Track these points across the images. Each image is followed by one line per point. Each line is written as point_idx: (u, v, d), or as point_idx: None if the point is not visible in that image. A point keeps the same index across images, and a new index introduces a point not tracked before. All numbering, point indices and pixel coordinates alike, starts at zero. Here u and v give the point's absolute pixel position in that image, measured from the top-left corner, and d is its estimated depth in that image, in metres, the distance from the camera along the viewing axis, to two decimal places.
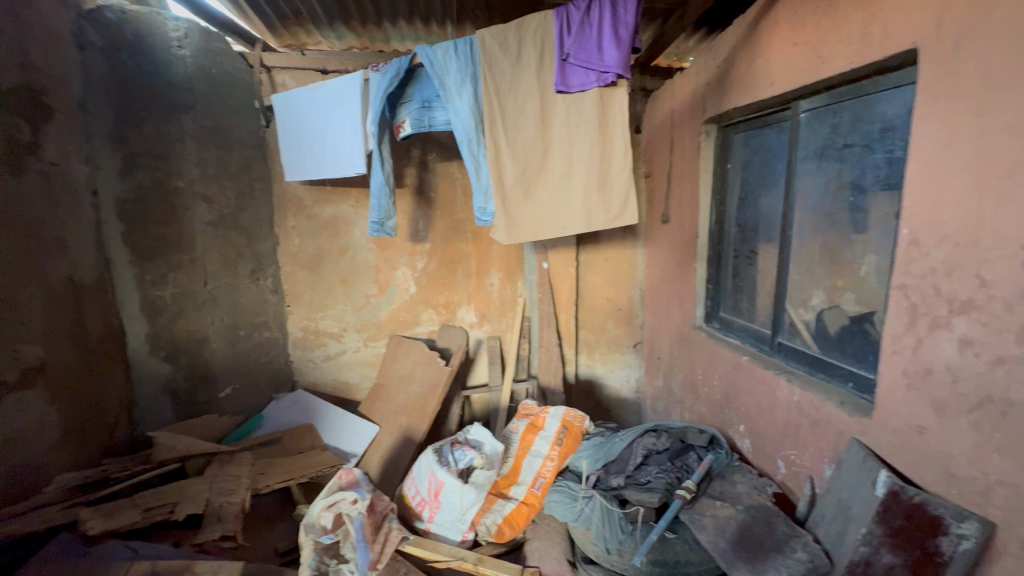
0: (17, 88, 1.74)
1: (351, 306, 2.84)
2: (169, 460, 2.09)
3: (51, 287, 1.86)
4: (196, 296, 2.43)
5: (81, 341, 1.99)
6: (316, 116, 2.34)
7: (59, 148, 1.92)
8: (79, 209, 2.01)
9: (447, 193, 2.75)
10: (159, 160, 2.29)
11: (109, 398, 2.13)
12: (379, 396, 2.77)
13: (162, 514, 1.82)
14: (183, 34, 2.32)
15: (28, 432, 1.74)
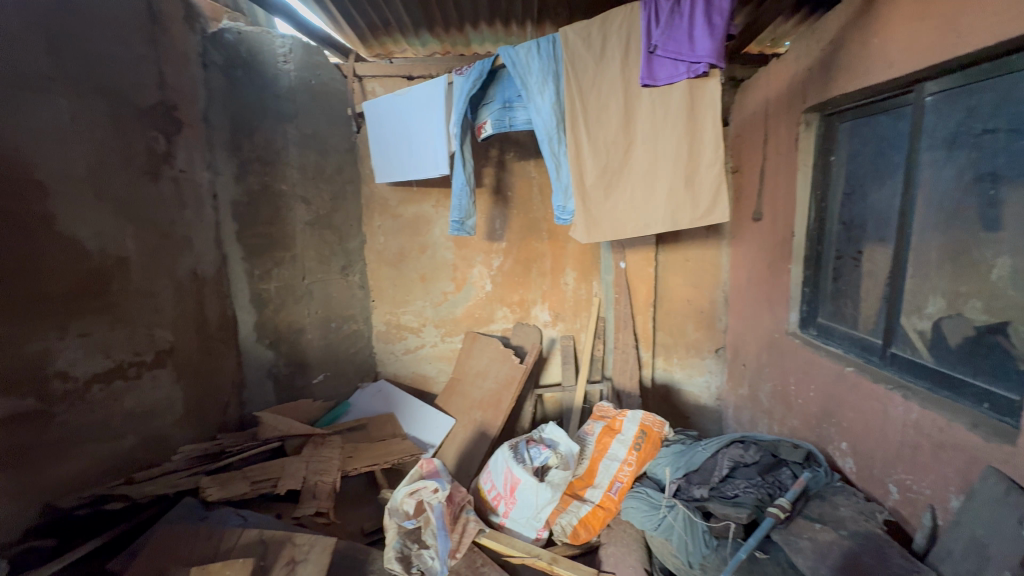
0: (155, 105, 2.04)
1: (430, 302, 2.95)
2: (272, 439, 2.29)
3: (179, 280, 2.14)
4: (296, 289, 2.65)
5: (202, 328, 2.26)
6: (403, 120, 2.46)
7: (187, 157, 2.19)
8: (203, 211, 2.27)
9: (524, 192, 2.76)
10: (267, 166, 2.52)
11: (224, 379, 2.40)
12: (455, 390, 2.84)
13: (266, 487, 2.00)
14: (288, 50, 2.54)
15: (157, 407, 2.06)
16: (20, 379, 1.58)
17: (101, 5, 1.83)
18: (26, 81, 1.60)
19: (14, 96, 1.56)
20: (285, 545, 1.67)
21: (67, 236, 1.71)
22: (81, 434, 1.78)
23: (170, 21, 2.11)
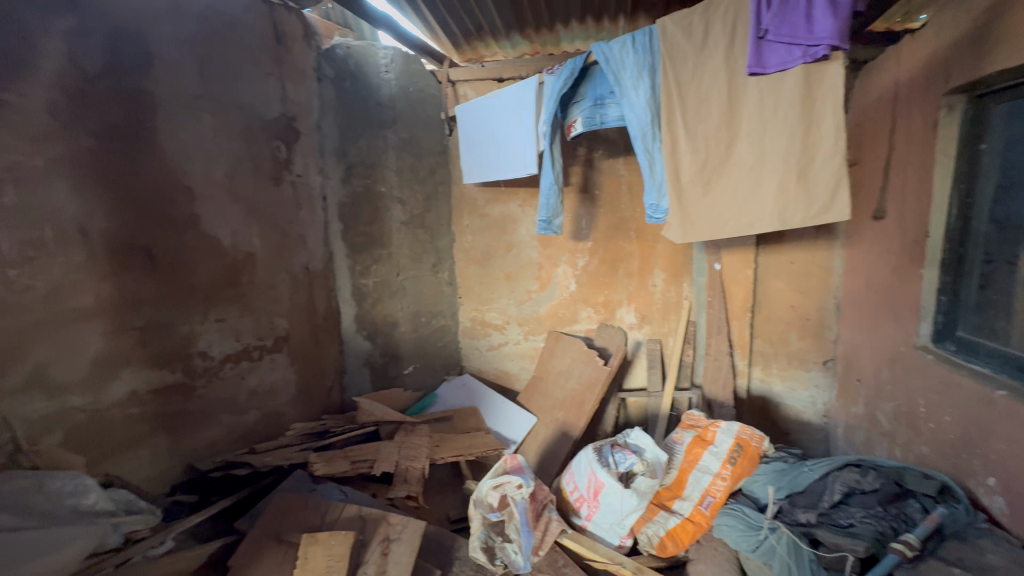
0: (279, 117, 2.29)
1: (513, 300, 2.98)
2: (367, 423, 2.44)
3: (294, 274, 2.39)
4: (391, 285, 2.82)
5: (312, 317, 2.49)
6: (493, 121, 2.51)
7: (303, 162, 2.43)
8: (315, 212, 2.51)
9: (612, 190, 2.69)
10: (369, 169, 2.71)
11: (328, 365, 2.62)
12: (536, 388, 2.84)
13: (364, 468, 2.14)
14: (390, 60, 2.72)
15: (274, 386, 2.31)
16: (171, 354, 1.93)
17: (237, 32, 2.10)
18: (179, 103, 1.91)
19: (172, 117, 1.89)
20: (381, 523, 1.78)
21: (209, 234, 2.02)
22: (216, 407, 2.09)
23: (291, 41, 2.35)
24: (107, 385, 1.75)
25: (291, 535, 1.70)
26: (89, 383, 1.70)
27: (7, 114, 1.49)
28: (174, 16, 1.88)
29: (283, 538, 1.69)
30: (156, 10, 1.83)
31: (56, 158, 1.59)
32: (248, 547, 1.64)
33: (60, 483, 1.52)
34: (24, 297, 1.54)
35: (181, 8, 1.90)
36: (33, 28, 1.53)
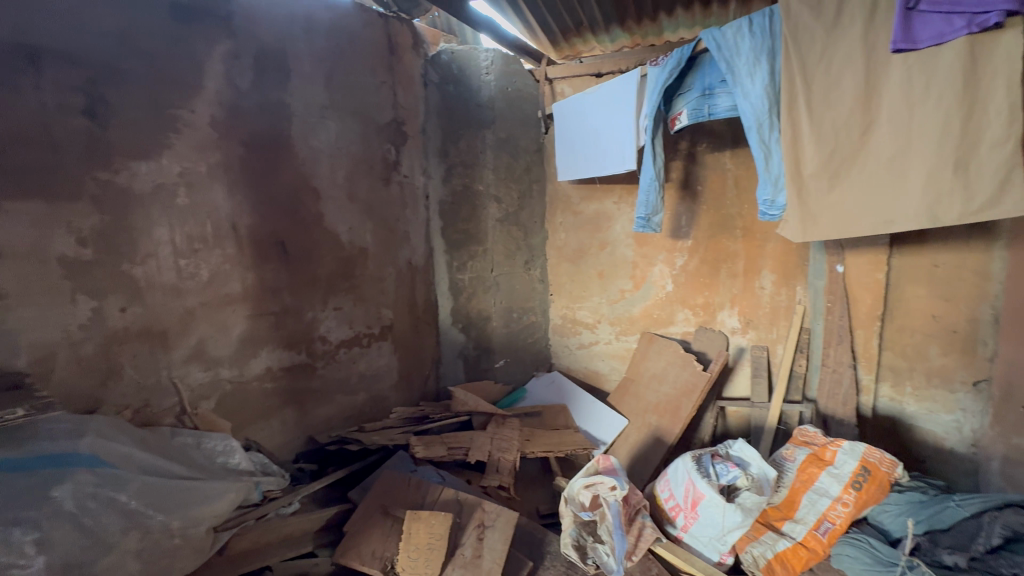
0: (390, 121, 2.46)
1: (605, 300, 2.93)
2: (462, 412, 2.54)
3: (399, 268, 2.55)
4: (485, 280, 2.89)
5: (413, 309, 2.65)
6: (591, 118, 2.48)
7: (409, 164, 2.59)
8: (418, 210, 2.66)
9: (716, 186, 2.52)
10: (468, 169, 2.80)
11: (426, 355, 2.77)
12: (626, 390, 2.76)
13: (459, 455, 2.24)
14: (490, 62, 2.80)
15: (379, 371, 2.50)
16: (297, 337, 2.17)
17: (356, 45, 2.28)
18: (310, 113, 2.13)
19: (303, 125, 2.11)
20: (476, 509, 1.84)
21: (330, 230, 2.24)
22: (332, 386, 2.32)
23: (403, 50, 2.51)
24: (248, 360, 2.02)
25: (397, 510, 1.81)
26: (235, 358, 1.98)
27: (182, 128, 1.77)
28: (307, 35, 2.11)
29: (388, 512, 1.80)
30: (293, 31, 2.06)
31: (215, 164, 1.86)
32: (360, 517, 1.78)
33: (215, 442, 1.78)
34: (190, 283, 1.83)
35: (313, 27, 2.12)
36: (202, 55, 1.80)
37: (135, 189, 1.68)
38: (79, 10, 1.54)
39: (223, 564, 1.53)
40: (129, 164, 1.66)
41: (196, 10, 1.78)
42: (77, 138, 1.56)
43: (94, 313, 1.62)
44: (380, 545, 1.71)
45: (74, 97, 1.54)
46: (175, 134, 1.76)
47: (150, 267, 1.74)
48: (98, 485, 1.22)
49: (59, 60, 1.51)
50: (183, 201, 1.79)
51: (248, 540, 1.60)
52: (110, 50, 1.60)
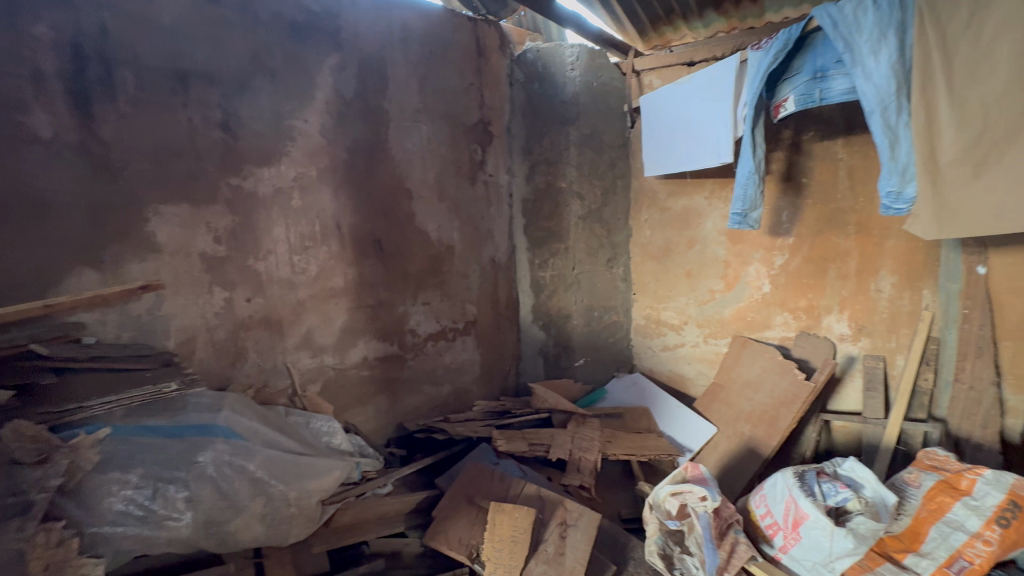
0: (477, 122, 2.52)
1: (693, 300, 2.77)
2: (541, 409, 2.54)
3: (483, 265, 2.61)
4: (566, 278, 2.84)
5: (495, 305, 2.70)
6: (683, 109, 2.36)
7: (494, 163, 2.64)
8: (502, 208, 2.70)
9: (825, 177, 2.29)
10: (552, 166, 2.76)
11: (507, 351, 2.81)
12: (715, 396, 2.60)
13: (541, 452, 2.24)
14: (576, 58, 2.71)
15: (462, 364, 2.59)
16: (390, 329, 2.31)
17: (447, 49, 2.37)
18: (405, 117, 2.25)
19: (397, 130, 2.23)
20: (558, 507, 1.84)
21: (421, 228, 2.35)
22: (421, 377, 2.44)
23: (490, 50, 2.56)
24: (348, 349, 2.19)
25: (481, 501, 1.86)
26: (338, 346, 2.15)
27: (297, 137, 1.96)
28: (403, 44, 2.22)
29: (474, 501, 1.86)
30: (391, 40, 2.18)
31: (324, 168, 2.03)
32: (447, 503, 1.85)
33: (320, 423, 1.94)
34: (302, 277, 2.02)
35: (409, 35, 2.24)
36: (314, 68, 1.98)
37: (259, 192, 1.89)
38: (220, 37, 1.77)
39: (330, 534, 1.67)
40: (255, 170, 1.87)
41: (309, 28, 1.96)
42: (215, 150, 1.78)
43: (226, 302, 1.85)
44: (466, 532, 1.76)
45: (213, 112, 1.77)
46: (291, 143, 1.94)
47: (270, 262, 1.94)
48: (233, 454, 1.37)
49: (202, 81, 1.74)
50: (297, 203, 1.98)
51: (349, 516, 1.73)
52: (242, 70, 1.82)
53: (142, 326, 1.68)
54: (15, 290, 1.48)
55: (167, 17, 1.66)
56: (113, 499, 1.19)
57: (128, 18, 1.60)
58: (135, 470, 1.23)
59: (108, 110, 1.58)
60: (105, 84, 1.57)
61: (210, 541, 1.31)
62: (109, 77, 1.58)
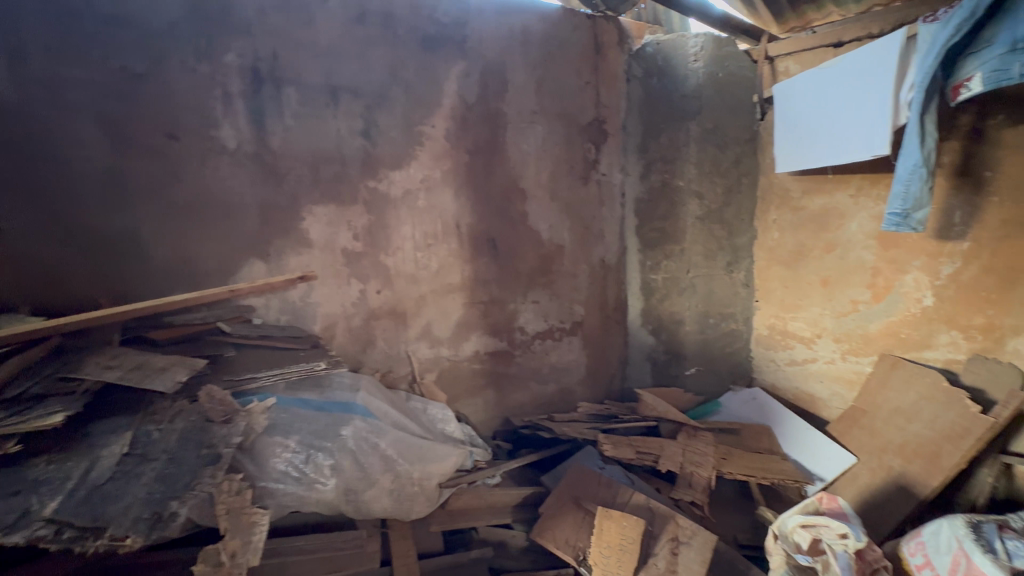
0: (592, 121, 2.49)
1: (829, 311, 2.45)
2: (649, 416, 2.42)
3: (592, 266, 2.58)
4: (680, 282, 2.67)
5: (602, 306, 2.65)
6: (828, 96, 2.10)
7: (608, 162, 2.58)
8: (614, 208, 2.63)
9: (1019, 170, 1.89)
10: (669, 164, 2.61)
11: (613, 355, 2.74)
12: (854, 421, 2.29)
13: (649, 461, 2.15)
14: (700, 48, 2.52)
15: (568, 365, 2.59)
16: (500, 325, 2.38)
17: (564, 49, 2.37)
18: (522, 119, 2.30)
19: (515, 132, 2.29)
20: (669, 521, 1.75)
21: (533, 228, 2.39)
22: (528, 374, 2.49)
23: (608, 47, 2.50)
24: (462, 342, 2.30)
25: (588, 504, 1.82)
26: (453, 339, 2.28)
27: (425, 142, 2.10)
28: (524, 47, 2.27)
29: (580, 504, 1.83)
30: (512, 45, 2.24)
31: (447, 171, 2.16)
32: (553, 501, 1.84)
33: (436, 411, 2.07)
34: (424, 273, 2.16)
35: (529, 38, 2.28)
36: (442, 76, 2.10)
37: (391, 194, 2.06)
38: (365, 54, 1.96)
39: (445, 517, 1.77)
40: (389, 173, 2.04)
41: (440, 39, 2.08)
42: (358, 155, 1.98)
43: (361, 293, 2.05)
44: (572, 534, 1.75)
45: (357, 122, 1.96)
46: (420, 147, 2.09)
47: (398, 258, 2.10)
48: (369, 432, 1.51)
49: (348, 94, 1.94)
50: (423, 203, 2.12)
51: (462, 501, 1.81)
52: (382, 83, 2.00)
53: (296, 311, 1.92)
54: (207, 276, 1.78)
55: (323, 40, 1.88)
56: (277, 459, 1.36)
57: (293, 43, 1.84)
58: (293, 436, 1.41)
59: (277, 123, 1.84)
60: (275, 101, 1.83)
61: (348, 507, 1.45)
62: (279, 95, 1.83)
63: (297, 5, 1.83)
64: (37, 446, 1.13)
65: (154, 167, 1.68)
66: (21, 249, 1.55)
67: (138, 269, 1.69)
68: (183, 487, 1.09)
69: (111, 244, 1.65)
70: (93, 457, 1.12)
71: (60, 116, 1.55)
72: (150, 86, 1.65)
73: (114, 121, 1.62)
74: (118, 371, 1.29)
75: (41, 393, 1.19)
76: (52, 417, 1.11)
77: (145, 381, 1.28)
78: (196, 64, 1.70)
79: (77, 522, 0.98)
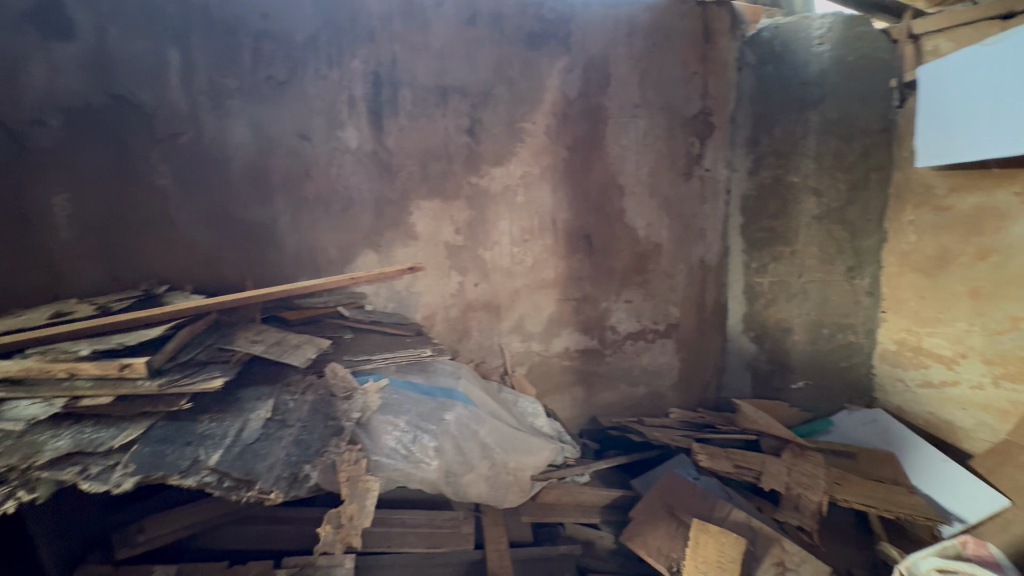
0: (698, 113, 2.36)
1: (979, 328, 2.11)
2: (750, 430, 2.25)
3: (691, 266, 2.46)
4: (790, 287, 2.44)
5: (700, 309, 2.52)
6: (995, 75, 1.83)
7: (713, 157, 2.43)
8: (717, 205, 2.47)
9: None
10: (783, 158, 2.39)
11: (708, 361, 2.59)
12: (1007, 457, 1.96)
13: (749, 477, 2.01)
14: (827, 29, 2.29)
15: (661, 368, 2.50)
16: (592, 323, 2.35)
17: (672, 39, 2.27)
18: (623, 113, 2.24)
19: (616, 127, 2.24)
20: (775, 545, 1.64)
21: (630, 226, 2.33)
22: (618, 375, 2.44)
23: (719, 34, 2.35)
24: (553, 338, 2.31)
25: (682, 514, 1.75)
26: (544, 335, 2.29)
27: (526, 138, 2.12)
28: (629, 39, 2.20)
29: (674, 513, 1.76)
30: (617, 37, 2.19)
31: (546, 167, 2.17)
32: (645, 507, 1.79)
33: (527, 404, 2.10)
34: (519, 268, 2.20)
35: (635, 30, 2.21)
36: (545, 72, 2.11)
37: (492, 189, 2.11)
38: (472, 54, 2.02)
39: (536, 509, 1.78)
40: (490, 169, 2.10)
41: (544, 36, 2.09)
42: (463, 152, 2.06)
43: (459, 285, 2.13)
44: (666, 543, 1.68)
45: (463, 120, 2.04)
46: (521, 144, 2.12)
47: (495, 252, 2.16)
48: (469, 419, 1.61)
49: (456, 94, 2.02)
50: (521, 199, 2.15)
51: (553, 496, 1.83)
52: (488, 82, 2.05)
53: (401, 299, 2.05)
54: (329, 264, 1.96)
55: (436, 42, 1.97)
56: (388, 436, 1.48)
57: (410, 47, 1.95)
58: (401, 417, 1.52)
59: (393, 123, 1.96)
60: (391, 103, 1.95)
61: (448, 488, 1.55)
62: (394, 97, 1.95)
63: (415, 11, 1.94)
64: (207, 402, 1.31)
65: (290, 165, 1.87)
66: (188, 235, 1.81)
67: (274, 256, 1.90)
68: (314, 453, 1.21)
69: (252, 233, 1.86)
70: (245, 418, 1.27)
71: (219, 120, 1.79)
72: (290, 92, 1.84)
73: (260, 124, 1.83)
74: (262, 345, 1.47)
75: (208, 358, 1.38)
76: (213, 380, 1.26)
77: (283, 356, 1.45)
78: (327, 71, 1.87)
79: (233, 473, 1.10)
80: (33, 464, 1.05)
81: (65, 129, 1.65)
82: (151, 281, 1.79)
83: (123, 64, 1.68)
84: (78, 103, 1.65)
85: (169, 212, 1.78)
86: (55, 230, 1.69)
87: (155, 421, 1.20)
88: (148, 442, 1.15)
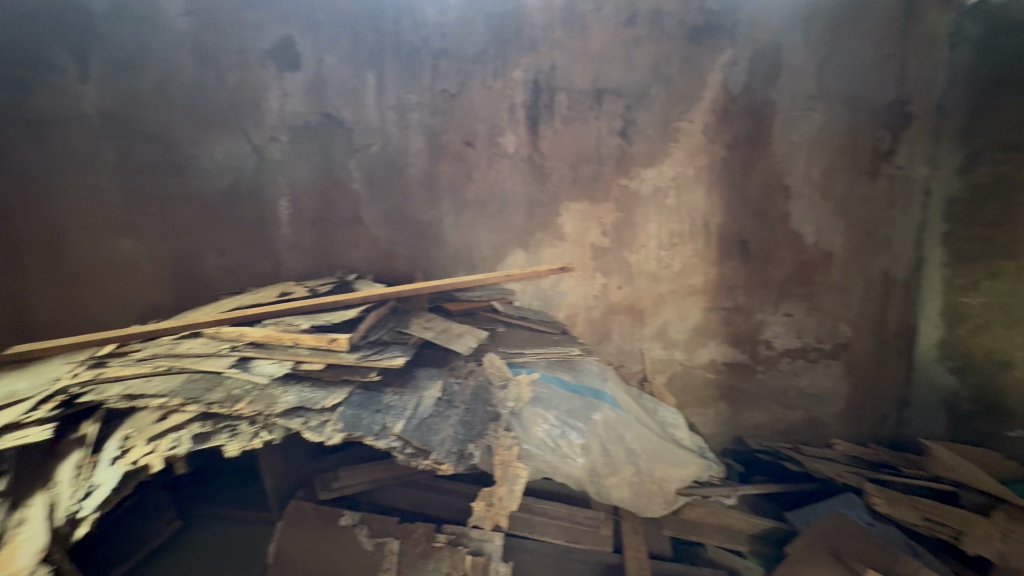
0: (891, 102, 2.02)
1: None
2: (945, 478, 1.89)
3: (871, 279, 2.13)
4: (1012, 311, 1.97)
5: (880, 329, 2.17)
6: None
7: (908, 153, 2.06)
8: (911, 209, 2.09)
9: None
10: (1012, 151, 1.94)
11: (889, 390, 2.22)
12: None
13: (946, 535, 1.70)
14: None
15: (825, 392, 2.22)
16: (745, 336, 2.18)
17: (863, 17, 1.98)
18: (795, 107, 2.03)
19: (786, 122, 2.03)
20: None
21: (796, 231, 2.10)
22: (770, 395, 2.22)
23: (927, 5, 1.97)
24: (697, 348, 2.19)
25: (853, 563, 1.52)
26: (688, 344, 2.19)
27: (681, 137, 2.04)
28: (808, 22, 1.97)
29: (841, 559, 1.55)
30: (793, 22, 1.97)
31: (702, 167, 2.06)
32: (805, 545, 1.61)
33: (667, 414, 2.04)
34: (665, 272, 2.13)
35: (815, 11, 1.97)
36: (707, 68, 2.01)
37: (641, 191, 2.08)
38: (630, 54, 2.01)
39: (678, 525, 1.70)
40: (641, 171, 2.06)
41: (709, 28, 1.98)
42: (614, 154, 2.06)
43: (602, 287, 2.13)
44: None
45: (617, 122, 2.04)
46: (675, 144, 2.05)
47: (641, 255, 2.12)
48: (616, 422, 1.69)
49: (612, 95, 2.02)
50: (672, 201, 2.08)
51: (697, 513, 1.72)
52: (644, 82, 2.02)
53: (546, 298, 2.13)
54: (483, 261, 2.11)
55: (595, 46, 2.00)
56: (539, 428, 1.59)
57: (570, 53, 2.00)
58: (553, 411, 1.62)
59: (548, 128, 2.04)
60: (548, 108, 2.03)
61: (592, 487, 1.60)
62: (551, 102, 2.03)
63: (576, 15, 1.98)
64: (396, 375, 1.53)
65: (455, 170, 2.06)
66: (373, 232, 2.09)
67: (436, 252, 2.11)
68: (477, 434, 1.37)
69: (420, 231, 2.09)
70: (420, 395, 1.44)
71: (402, 132, 2.04)
72: (461, 103, 2.03)
73: (434, 133, 2.04)
74: (432, 332, 1.65)
75: (391, 339, 1.59)
76: (397, 358, 1.47)
77: (450, 343, 1.61)
78: (492, 82, 2.02)
79: (415, 442, 1.27)
80: (273, 411, 1.32)
81: (290, 143, 2.03)
82: (343, 270, 2.12)
83: (334, 87, 2.00)
84: (300, 122, 2.02)
85: (360, 212, 2.08)
86: (279, 226, 2.08)
87: (353, 388, 1.42)
88: (350, 405, 1.37)
